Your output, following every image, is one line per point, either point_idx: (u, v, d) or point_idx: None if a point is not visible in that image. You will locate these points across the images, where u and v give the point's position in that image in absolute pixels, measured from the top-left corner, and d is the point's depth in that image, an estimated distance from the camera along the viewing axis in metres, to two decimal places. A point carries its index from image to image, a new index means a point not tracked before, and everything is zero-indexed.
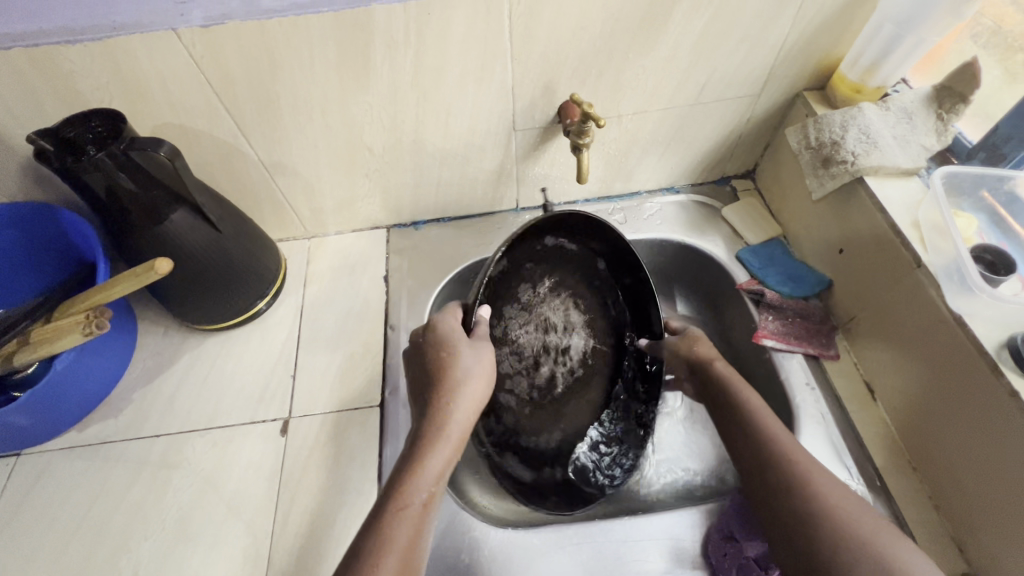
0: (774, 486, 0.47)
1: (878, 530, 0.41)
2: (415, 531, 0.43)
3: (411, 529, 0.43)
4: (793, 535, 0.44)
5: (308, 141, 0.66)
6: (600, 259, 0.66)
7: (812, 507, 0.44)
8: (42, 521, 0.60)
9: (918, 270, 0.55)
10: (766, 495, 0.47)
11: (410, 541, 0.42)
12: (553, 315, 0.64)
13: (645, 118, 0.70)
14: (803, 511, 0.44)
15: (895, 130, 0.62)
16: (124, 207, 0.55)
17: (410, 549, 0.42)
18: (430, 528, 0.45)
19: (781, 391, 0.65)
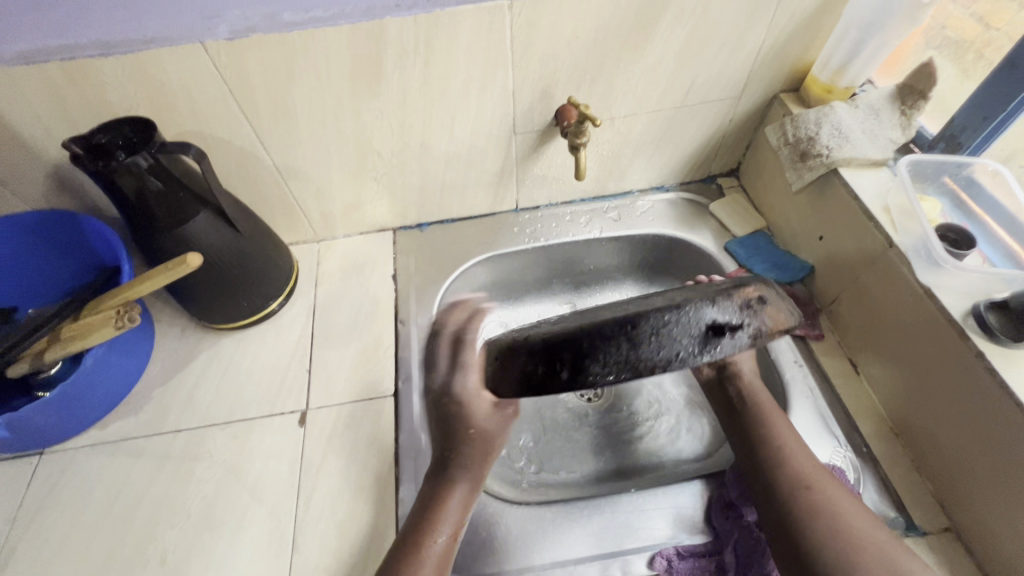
0: (777, 494, 0.53)
1: (883, 544, 0.48)
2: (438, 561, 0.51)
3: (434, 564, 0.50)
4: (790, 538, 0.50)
5: (322, 147, 0.70)
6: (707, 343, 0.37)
7: (815, 508, 0.50)
8: (67, 516, 0.61)
9: (889, 250, 0.60)
10: (770, 500, 0.53)
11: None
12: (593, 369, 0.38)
13: (635, 120, 0.75)
14: (803, 514, 0.50)
15: (864, 125, 0.67)
16: (152, 209, 0.58)
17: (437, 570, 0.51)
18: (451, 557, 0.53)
19: (771, 369, 0.69)
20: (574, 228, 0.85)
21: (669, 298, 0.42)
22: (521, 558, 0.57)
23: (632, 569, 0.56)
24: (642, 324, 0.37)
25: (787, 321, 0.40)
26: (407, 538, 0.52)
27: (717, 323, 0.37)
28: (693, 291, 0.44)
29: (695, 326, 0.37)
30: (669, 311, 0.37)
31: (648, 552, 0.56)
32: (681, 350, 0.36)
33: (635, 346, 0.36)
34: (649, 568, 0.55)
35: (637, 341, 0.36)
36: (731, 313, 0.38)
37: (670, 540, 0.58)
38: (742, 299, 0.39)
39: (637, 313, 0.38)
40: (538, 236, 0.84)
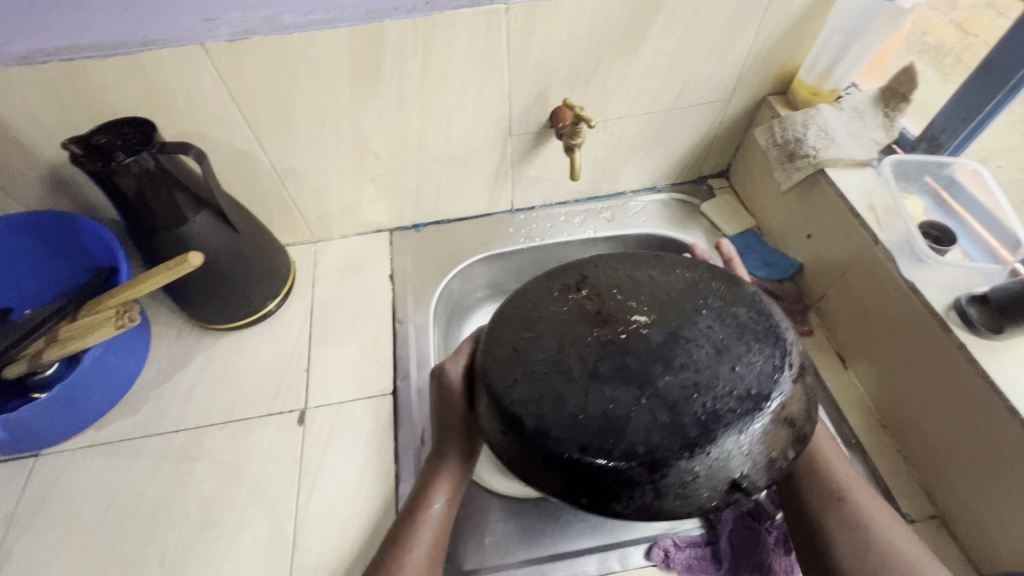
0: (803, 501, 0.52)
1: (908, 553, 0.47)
2: (434, 533, 0.52)
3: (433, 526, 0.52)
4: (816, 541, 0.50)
5: (320, 148, 0.70)
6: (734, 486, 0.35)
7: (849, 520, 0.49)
8: (64, 517, 0.61)
9: (875, 247, 0.62)
10: (794, 500, 0.52)
11: (433, 537, 0.51)
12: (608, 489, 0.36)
13: (628, 122, 0.76)
14: (829, 522, 0.50)
15: (849, 127, 0.69)
16: (151, 209, 0.58)
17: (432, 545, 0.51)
18: (450, 521, 0.53)
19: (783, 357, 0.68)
20: (569, 228, 0.86)
21: (703, 377, 0.37)
22: (520, 552, 0.58)
23: (630, 561, 0.56)
24: (671, 474, 0.35)
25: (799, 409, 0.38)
26: (405, 513, 0.53)
27: (743, 477, 0.35)
28: (723, 357, 0.38)
29: (722, 479, 0.35)
30: (703, 460, 0.35)
31: (646, 542, 0.57)
32: (701, 501, 0.35)
33: (659, 497, 0.35)
34: (647, 559, 0.56)
35: (664, 490, 0.35)
36: (759, 456, 0.35)
37: (666, 529, 0.59)
38: (771, 425, 0.36)
39: (670, 457, 0.35)
40: (533, 236, 0.85)
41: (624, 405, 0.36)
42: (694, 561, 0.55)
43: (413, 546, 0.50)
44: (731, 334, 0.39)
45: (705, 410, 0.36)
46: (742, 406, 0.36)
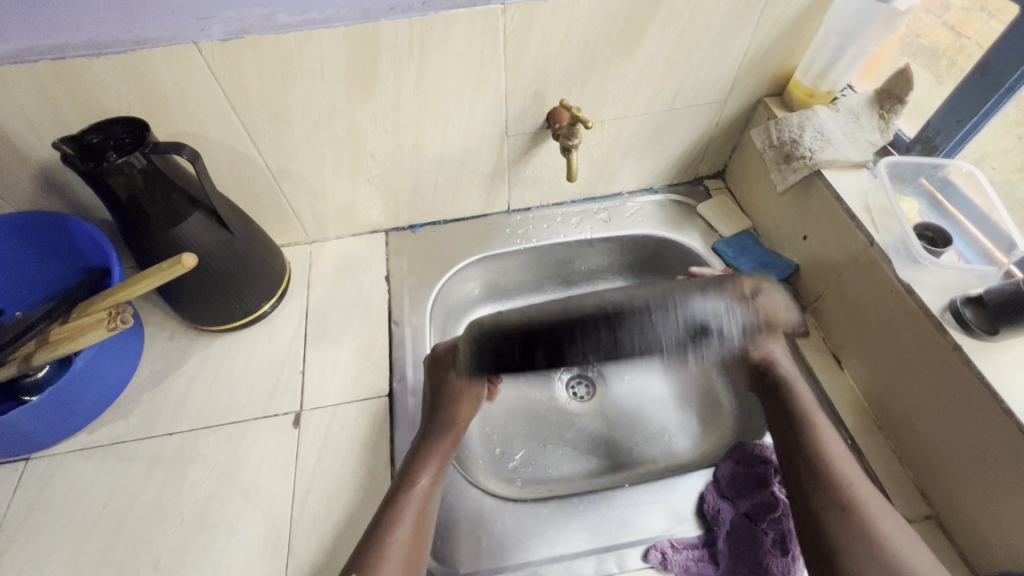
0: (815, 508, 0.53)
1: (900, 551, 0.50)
2: (420, 511, 0.55)
3: (417, 505, 0.55)
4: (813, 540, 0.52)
5: (315, 148, 0.70)
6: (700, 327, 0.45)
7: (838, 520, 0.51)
8: (56, 521, 0.61)
9: (871, 248, 0.62)
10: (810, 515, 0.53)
11: (417, 515, 0.55)
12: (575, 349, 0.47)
13: (625, 123, 0.76)
14: (835, 528, 0.51)
15: (845, 128, 0.69)
16: (143, 210, 0.58)
17: (418, 525, 0.54)
18: (433, 503, 0.57)
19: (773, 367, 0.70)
20: (565, 229, 0.86)
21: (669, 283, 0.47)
22: (516, 554, 0.57)
23: (627, 563, 0.56)
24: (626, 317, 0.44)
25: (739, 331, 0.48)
26: (391, 495, 0.56)
27: (702, 320, 0.45)
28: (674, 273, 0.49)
29: (682, 326, 0.44)
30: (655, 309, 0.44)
31: (643, 545, 0.57)
32: (668, 333, 0.44)
33: (617, 341, 0.44)
34: (644, 561, 0.56)
35: (621, 333, 0.44)
36: (719, 326, 0.45)
37: (663, 533, 0.59)
38: (752, 302, 0.49)
39: (625, 308, 0.44)
40: (529, 237, 0.85)
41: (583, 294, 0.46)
42: (691, 564, 0.55)
43: (398, 527, 0.53)
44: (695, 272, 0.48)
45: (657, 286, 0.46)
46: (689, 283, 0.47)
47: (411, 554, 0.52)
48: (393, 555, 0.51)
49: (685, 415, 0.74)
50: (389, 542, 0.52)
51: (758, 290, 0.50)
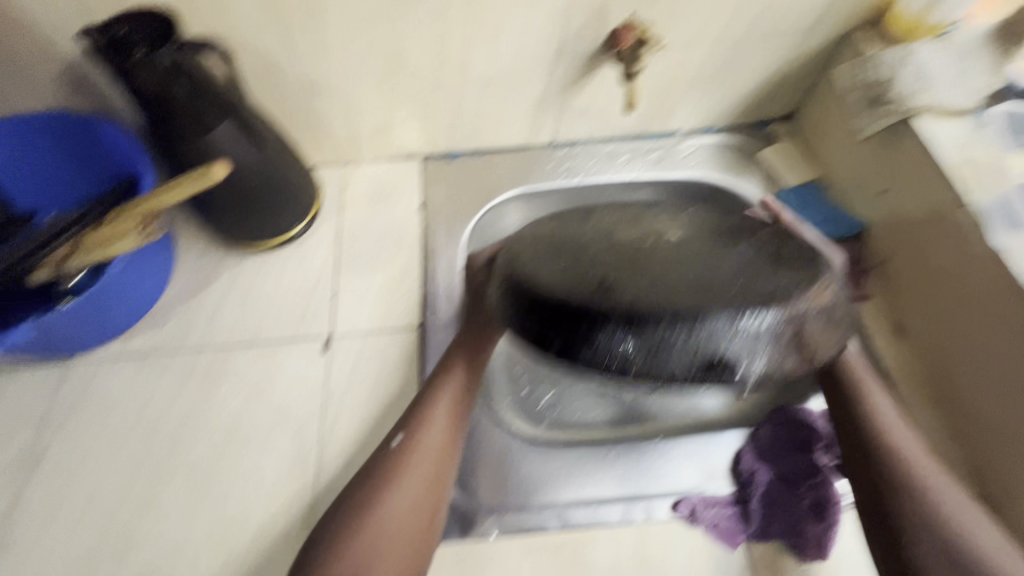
0: (868, 458, 0.50)
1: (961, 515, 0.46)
2: (451, 413, 0.54)
3: (452, 395, 0.55)
4: (870, 465, 0.50)
5: (353, 57, 0.64)
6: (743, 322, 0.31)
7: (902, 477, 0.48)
8: (95, 421, 0.62)
9: (960, 210, 0.56)
10: (867, 476, 0.49)
11: (449, 411, 0.54)
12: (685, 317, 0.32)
13: (694, 50, 0.68)
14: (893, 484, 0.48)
15: (950, 69, 0.61)
16: (171, 111, 0.54)
17: (447, 427, 0.53)
18: (468, 397, 0.56)
19: None
20: (612, 167, 0.80)
21: (712, 271, 0.36)
22: (541, 495, 0.57)
23: (654, 514, 0.55)
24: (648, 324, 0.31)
25: (812, 334, 0.33)
26: (426, 385, 0.56)
27: (728, 354, 0.31)
28: (750, 270, 0.36)
29: (703, 351, 0.31)
30: (688, 320, 0.31)
31: (673, 496, 0.56)
32: (673, 367, 0.31)
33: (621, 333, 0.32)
34: (672, 512, 0.55)
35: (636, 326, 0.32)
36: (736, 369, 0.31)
37: (694, 488, 0.57)
38: (793, 361, 0.32)
39: (695, 311, 0.31)
40: (574, 173, 0.79)
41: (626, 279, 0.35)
42: (721, 520, 0.54)
43: (431, 416, 0.53)
44: (769, 256, 0.38)
45: (699, 292, 0.33)
46: (751, 299, 0.32)
47: (446, 445, 0.52)
48: (430, 439, 0.52)
49: None
50: (416, 447, 0.51)
51: (810, 315, 0.33)
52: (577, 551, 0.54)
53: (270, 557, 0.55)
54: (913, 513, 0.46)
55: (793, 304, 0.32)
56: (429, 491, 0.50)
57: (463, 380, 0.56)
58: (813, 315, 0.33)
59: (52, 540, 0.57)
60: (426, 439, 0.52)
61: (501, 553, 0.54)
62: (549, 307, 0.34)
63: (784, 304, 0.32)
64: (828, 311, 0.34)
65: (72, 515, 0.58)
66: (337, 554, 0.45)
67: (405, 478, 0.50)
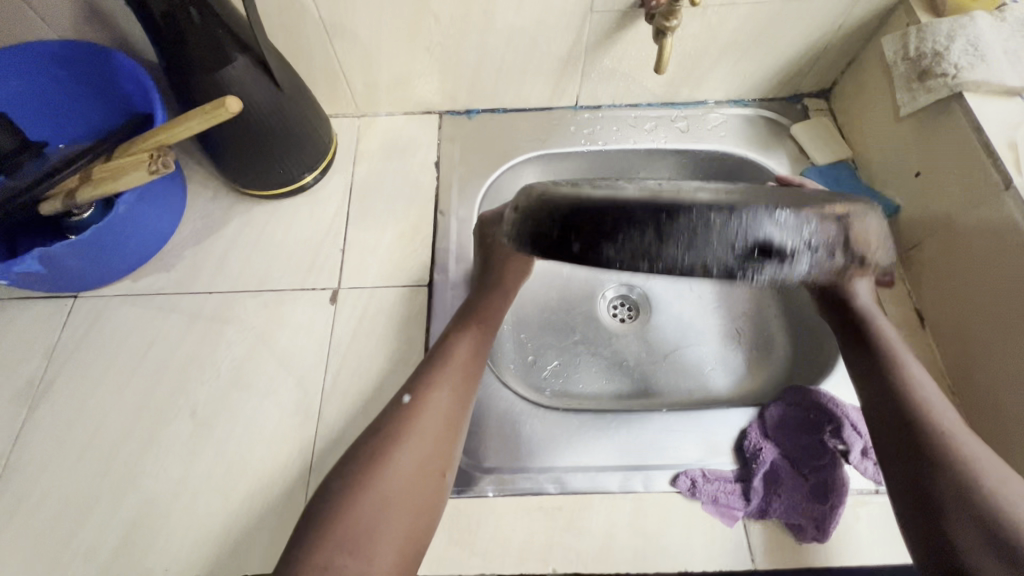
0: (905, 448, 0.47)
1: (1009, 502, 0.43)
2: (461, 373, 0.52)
3: (464, 355, 0.53)
4: (907, 454, 0.47)
5: (375, 0, 0.61)
6: (785, 215, 0.31)
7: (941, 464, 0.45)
8: (103, 357, 0.63)
9: (1005, 193, 0.53)
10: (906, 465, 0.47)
11: (461, 370, 0.52)
12: (746, 217, 0.31)
13: (733, 12, 0.64)
14: (931, 471, 0.45)
15: (1007, 44, 0.57)
16: (183, 39, 0.52)
17: (457, 387, 0.51)
18: (480, 358, 0.54)
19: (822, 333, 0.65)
20: (636, 134, 0.77)
21: (746, 185, 0.36)
22: (541, 459, 0.57)
23: (654, 485, 0.55)
24: (682, 218, 0.31)
25: (852, 241, 0.33)
26: (437, 346, 0.54)
27: (773, 241, 0.31)
28: (784, 191, 0.36)
29: (741, 239, 0.31)
30: (723, 210, 0.31)
31: (674, 470, 0.56)
32: (712, 259, 0.31)
33: (658, 235, 0.31)
34: (672, 485, 0.55)
35: (666, 235, 0.31)
36: (790, 259, 0.31)
37: (696, 462, 0.56)
38: (843, 261, 0.33)
39: (733, 203, 0.31)
40: (596, 138, 0.76)
41: (669, 188, 0.33)
42: (722, 495, 0.54)
43: (442, 375, 0.51)
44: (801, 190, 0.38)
45: (742, 194, 0.33)
46: (786, 200, 0.33)
47: (456, 405, 0.51)
48: (439, 397, 0.50)
49: (734, 360, 0.69)
50: (424, 404, 0.50)
51: (852, 215, 0.34)
52: (573, 517, 0.54)
53: (268, 500, 0.56)
54: (953, 499, 0.44)
55: (832, 216, 0.33)
56: (440, 448, 0.48)
57: (475, 341, 0.54)
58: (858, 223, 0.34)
59: (56, 470, 0.58)
60: (434, 399, 0.50)
61: (495, 513, 0.54)
62: (588, 214, 0.33)
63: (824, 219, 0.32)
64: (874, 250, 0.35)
65: (76, 446, 0.59)
66: (346, 509, 0.43)
67: (414, 438, 0.48)
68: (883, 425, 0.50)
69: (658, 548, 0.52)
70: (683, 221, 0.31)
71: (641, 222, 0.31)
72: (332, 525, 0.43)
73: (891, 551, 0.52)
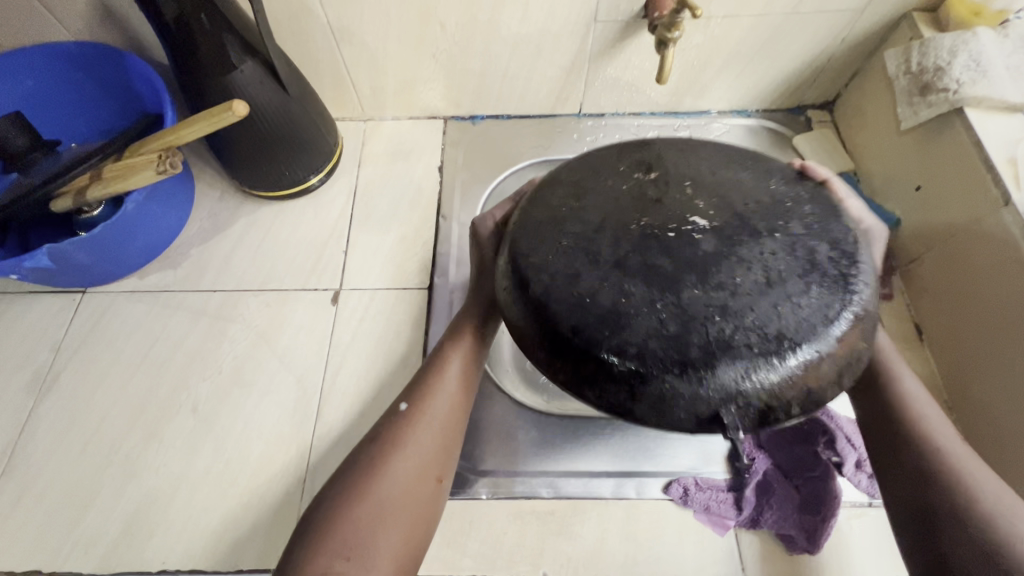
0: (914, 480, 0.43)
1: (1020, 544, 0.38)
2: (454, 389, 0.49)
3: (463, 357, 0.50)
4: (917, 488, 0.43)
5: (381, 7, 0.62)
6: (751, 376, 0.32)
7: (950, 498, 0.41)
8: (108, 351, 0.64)
9: (1004, 209, 0.53)
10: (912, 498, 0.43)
11: (453, 386, 0.49)
12: (719, 378, 0.32)
13: (735, 24, 0.65)
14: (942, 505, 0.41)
15: (1010, 60, 0.57)
16: (195, 43, 0.54)
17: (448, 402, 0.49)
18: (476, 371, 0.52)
19: None
20: (638, 142, 0.78)
21: (733, 278, 0.34)
22: (535, 462, 0.57)
23: (647, 492, 0.55)
24: (650, 384, 0.33)
25: (829, 372, 0.33)
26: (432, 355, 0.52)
27: (732, 403, 0.32)
28: (777, 271, 0.35)
29: (704, 410, 0.32)
30: (686, 381, 0.32)
31: (666, 477, 0.56)
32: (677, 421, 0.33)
33: (630, 401, 0.33)
34: (665, 492, 0.55)
35: (637, 395, 0.33)
36: (750, 429, 0.33)
37: (689, 470, 0.56)
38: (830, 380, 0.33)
39: (703, 362, 0.32)
40: (598, 146, 0.77)
41: (638, 305, 0.34)
42: (713, 504, 0.54)
43: (433, 387, 0.49)
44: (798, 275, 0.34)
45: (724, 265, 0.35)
46: (757, 344, 0.32)
47: (447, 421, 0.49)
48: (430, 411, 0.48)
49: None
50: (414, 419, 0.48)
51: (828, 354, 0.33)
52: (565, 521, 0.54)
53: (265, 496, 0.57)
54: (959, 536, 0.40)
55: (811, 357, 0.33)
56: (424, 464, 0.46)
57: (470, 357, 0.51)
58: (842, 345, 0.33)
59: (59, 462, 0.59)
60: (433, 403, 0.48)
61: (489, 515, 0.55)
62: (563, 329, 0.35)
63: (803, 348, 0.32)
64: (855, 368, 0.34)
65: (80, 438, 0.60)
66: (344, 521, 0.43)
67: (411, 446, 0.46)
68: (888, 441, 0.46)
69: (650, 554, 0.53)
70: (654, 387, 0.33)
71: (614, 378, 0.33)
72: (327, 529, 0.43)
73: (883, 563, 0.52)
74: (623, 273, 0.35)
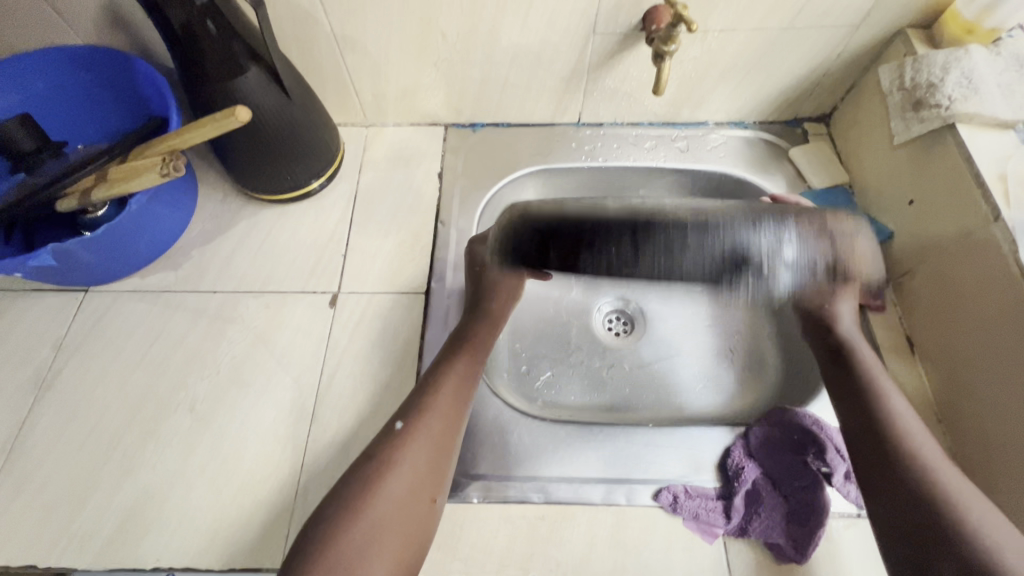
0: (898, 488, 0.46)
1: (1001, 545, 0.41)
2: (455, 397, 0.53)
3: (453, 383, 0.54)
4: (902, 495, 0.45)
5: (384, 16, 0.64)
6: (751, 233, 0.45)
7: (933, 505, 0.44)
8: (108, 350, 0.65)
9: (993, 225, 0.54)
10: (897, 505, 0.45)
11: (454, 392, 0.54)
12: (735, 234, 0.45)
13: (732, 38, 0.66)
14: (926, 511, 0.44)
15: (1001, 78, 0.59)
16: (201, 50, 0.55)
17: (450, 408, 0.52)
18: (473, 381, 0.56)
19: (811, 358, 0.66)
20: (636, 152, 0.78)
21: (690, 255, 0.46)
22: (527, 468, 0.58)
23: (637, 499, 0.56)
24: (654, 235, 0.46)
25: (809, 271, 0.48)
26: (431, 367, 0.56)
27: (744, 254, 0.45)
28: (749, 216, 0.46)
29: (717, 252, 0.45)
30: (695, 232, 0.45)
31: (656, 484, 0.56)
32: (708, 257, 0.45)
33: (636, 255, 0.47)
34: (654, 500, 0.55)
35: (641, 249, 0.47)
36: (750, 280, 0.47)
37: (680, 478, 0.57)
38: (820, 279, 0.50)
39: (708, 223, 0.45)
40: (596, 155, 0.78)
41: (667, 219, 0.46)
42: (702, 512, 0.54)
43: (437, 395, 0.53)
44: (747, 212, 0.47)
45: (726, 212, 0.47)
46: (729, 220, 0.45)
47: (447, 426, 0.52)
48: (432, 417, 0.51)
49: (728, 378, 0.69)
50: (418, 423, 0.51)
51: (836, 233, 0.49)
52: (555, 526, 0.55)
53: (258, 496, 0.57)
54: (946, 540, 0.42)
55: (816, 238, 0.47)
56: (430, 466, 0.49)
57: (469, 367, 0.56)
58: (843, 234, 0.50)
59: (58, 458, 0.60)
60: (427, 424, 0.51)
61: (479, 519, 0.55)
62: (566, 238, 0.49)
63: (794, 230, 0.46)
64: (823, 271, 0.49)
65: (79, 434, 0.61)
66: (336, 521, 0.44)
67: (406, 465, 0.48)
68: (875, 468, 0.48)
69: (638, 561, 0.53)
70: (661, 240, 0.46)
71: (627, 249, 0.47)
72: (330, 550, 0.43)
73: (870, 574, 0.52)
74: (616, 218, 0.47)
